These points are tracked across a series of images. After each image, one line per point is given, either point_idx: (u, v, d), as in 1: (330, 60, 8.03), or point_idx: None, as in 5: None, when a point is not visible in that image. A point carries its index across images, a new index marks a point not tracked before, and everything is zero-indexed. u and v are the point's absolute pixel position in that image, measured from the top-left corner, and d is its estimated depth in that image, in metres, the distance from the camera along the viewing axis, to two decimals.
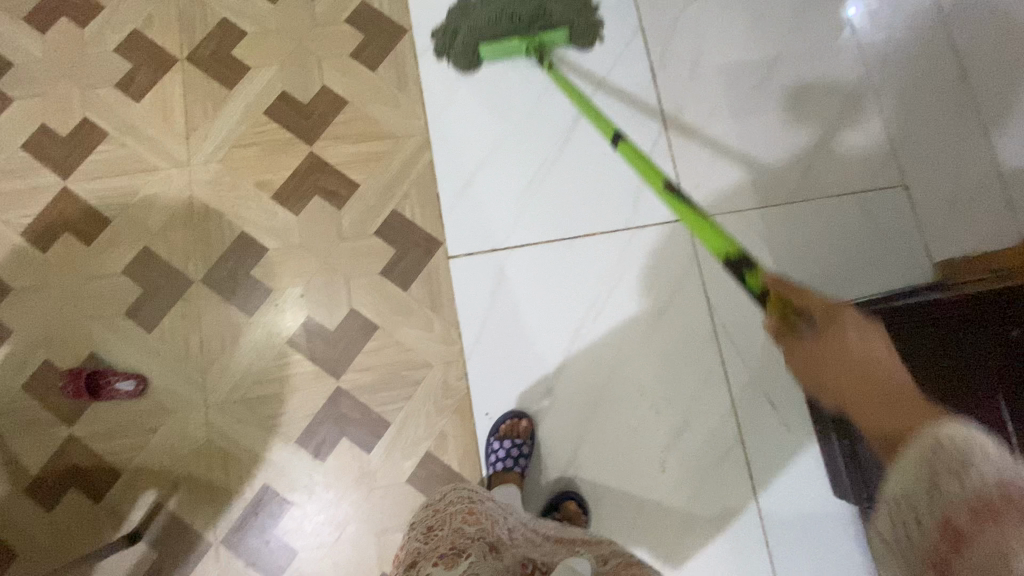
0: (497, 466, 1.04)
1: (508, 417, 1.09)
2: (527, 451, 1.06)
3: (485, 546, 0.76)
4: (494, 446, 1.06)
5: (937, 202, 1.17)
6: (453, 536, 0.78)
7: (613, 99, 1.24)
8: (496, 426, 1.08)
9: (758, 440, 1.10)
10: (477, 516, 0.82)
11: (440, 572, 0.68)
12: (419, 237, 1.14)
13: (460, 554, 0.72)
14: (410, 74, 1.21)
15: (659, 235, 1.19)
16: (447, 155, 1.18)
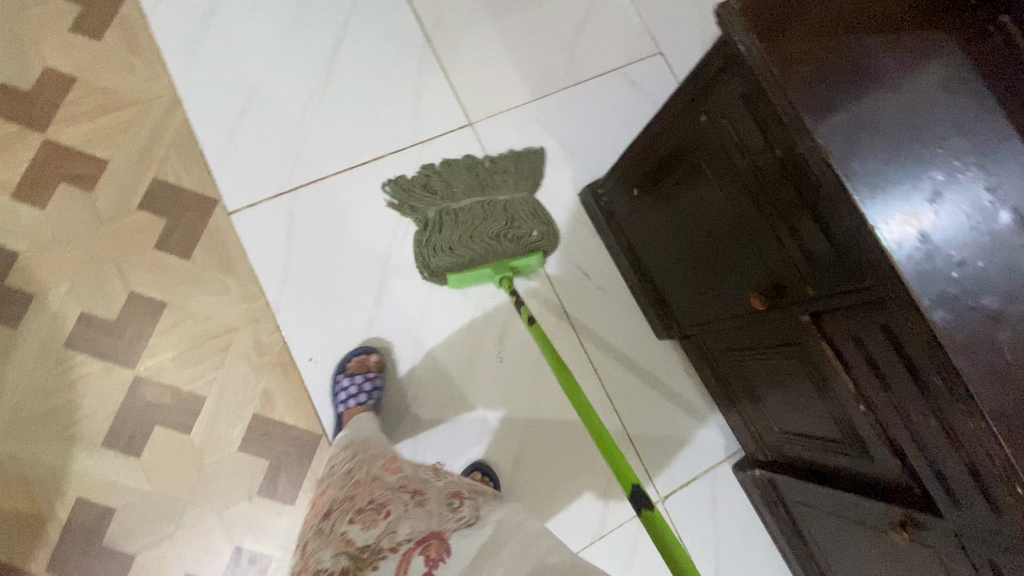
0: (349, 404, 0.99)
1: (353, 355, 1.05)
2: (380, 383, 1.02)
3: (408, 493, 0.72)
4: (345, 384, 1.01)
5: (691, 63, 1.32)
6: (373, 488, 0.74)
7: (371, 19, 1.19)
8: (343, 365, 1.05)
9: (580, 309, 1.17)
10: (399, 465, 0.79)
11: (357, 533, 0.67)
12: (193, 200, 1.07)
13: (379, 510, 0.69)
14: (142, 34, 1.11)
15: (449, 144, 1.18)
16: (203, 112, 1.10)
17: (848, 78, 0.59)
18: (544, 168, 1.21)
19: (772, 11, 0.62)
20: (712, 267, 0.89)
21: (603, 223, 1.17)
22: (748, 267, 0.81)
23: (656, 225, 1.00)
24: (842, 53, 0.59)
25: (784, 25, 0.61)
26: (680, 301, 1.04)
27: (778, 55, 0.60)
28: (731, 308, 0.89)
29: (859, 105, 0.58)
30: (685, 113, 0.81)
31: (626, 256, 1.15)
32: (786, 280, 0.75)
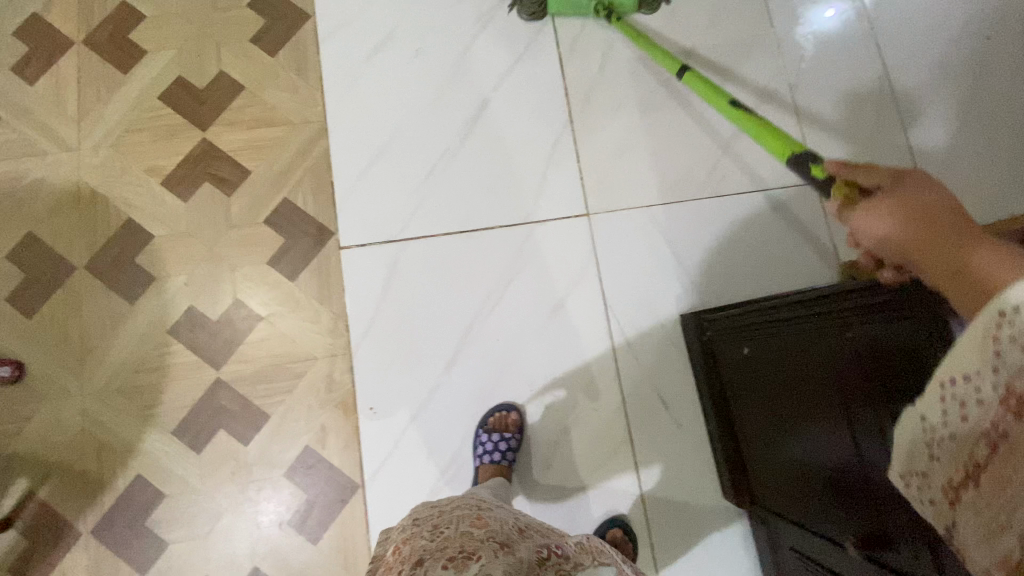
0: (484, 459, 1.02)
1: (497, 410, 1.08)
2: (516, 445, 1.04)
3: (495, 545, 0.72)
4: (483, 439, 1.04)
5: None
6: (461, 539, 0.73)
7: (519, 89, 1.21)
8: (484, 419, 1.07)
9: (646, 439, 1.10)
10: (486, 521, 0.78)
11: (451, 575, 0.63)
12: (310, 225, 1.11)
13: (469, 556, 0.67)
14: (311, 60, 1.19)
15: (561, 230, 1.17)
16: (344, 144, 1.15)
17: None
18: (650, 278, 1.16)
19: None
20: (801, 463, 0.81)
21: (698, 357, 1.10)
22: (849, 502, 0.71)
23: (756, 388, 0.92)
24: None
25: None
26: (759, 472, 0.96)
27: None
28: (820, 525, 0.80)
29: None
30: (825, 311, 0.73)
31: (714, 401, 1.06)
32: (894, 545, 0.64)
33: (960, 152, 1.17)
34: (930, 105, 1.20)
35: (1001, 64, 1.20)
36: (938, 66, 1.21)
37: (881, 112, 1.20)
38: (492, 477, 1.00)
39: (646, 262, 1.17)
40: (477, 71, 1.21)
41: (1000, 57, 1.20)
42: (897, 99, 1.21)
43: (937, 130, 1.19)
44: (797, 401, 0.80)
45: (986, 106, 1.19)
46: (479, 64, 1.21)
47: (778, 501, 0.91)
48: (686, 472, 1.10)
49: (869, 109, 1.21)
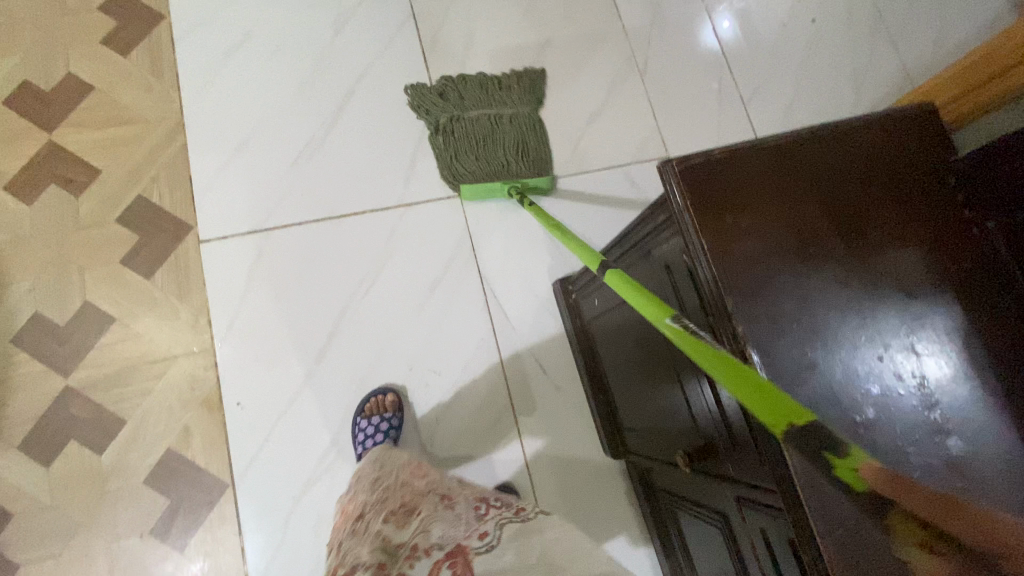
0: (368, 443, 1.00)
1: (375, 394, 1.05)
2: (399, 423, 1.02)
3: (437, 497, 0.76)
4: (362, 425, 1.02)
5: None
6: (401, 494, 0.79)
7: (384, 81, 1.24)
8: (361, 406, 1.05)
9: (526, 408, 1.11)
10: (427, 471, 0.87)
11: (391, 531, 0.68)
12: (168, 222, 1.08)
13: (410, 513, 0.72)
14: (166, 60, 1.17)
15: (432, 211, 1.18)
16: (202, 140, 1.14)
17: (792, 260, 0.56)
18: (523, 252, 1.20)
19: (723, 177, 0.57)
20: (647, 398, 0.86)
21: (569, 322, 1.14)
22: (681, 419, 0.75)
23: (610, 337, 0.97)
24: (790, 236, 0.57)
25: (732, 194, 0.57)
26: (624, 419, 0.99)
27: (719, 230, 0.56)
28: (665, 452, 0.84)
29: (799, 291, 0.55)
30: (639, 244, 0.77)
31: (585, 359, 1.10)
32: (712, 449, 0.68)
33: (787, 128, 1.35)
34: (763, 88, 1.36)
35: (817, 55, 1.40)
36: (769, 56, 1.38)
37: (722, 93, 1.35)
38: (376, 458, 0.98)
39: (517, 237, 1.20)
40: (341, 65, 1.23)
41: (816, 50, 1.40)
42: (734, 83, 1.36)
43: (769, 109, 1.35)
44: (636, 338, 0.85)
45: (808, 90, 1.38)
46: (344, 58, 1.23)
47: (639, 442, 0.94)
48: (569, 434, 1.12)
49: (712, 92, 1.35)
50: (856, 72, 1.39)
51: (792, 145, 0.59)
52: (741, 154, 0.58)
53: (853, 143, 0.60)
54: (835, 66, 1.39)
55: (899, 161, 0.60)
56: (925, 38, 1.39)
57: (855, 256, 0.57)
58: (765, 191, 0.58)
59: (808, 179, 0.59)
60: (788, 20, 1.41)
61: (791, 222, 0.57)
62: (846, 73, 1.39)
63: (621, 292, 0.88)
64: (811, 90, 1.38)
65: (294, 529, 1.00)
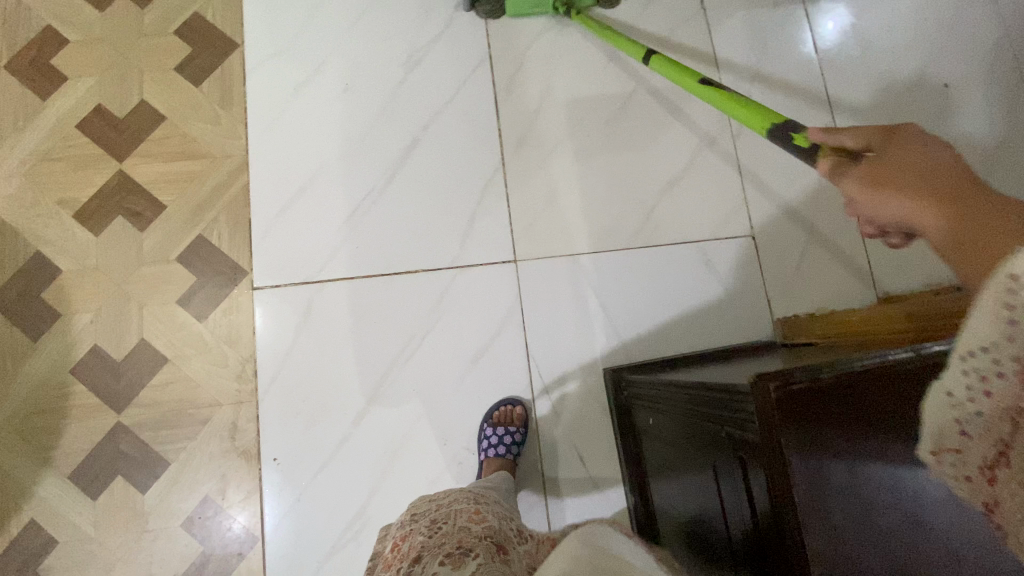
0: (489, 453, 1.03)
1: (502, 404, 1.08)
2: (520, 439, 1.05)
3: (491, 546, 0.77)
4: (487, 432, 1.05)
5: (784, 264, 1.16)
6: (458, 535, 0.78)
7: (451, 128, 1.18)
8: (489, 413, 1.08)
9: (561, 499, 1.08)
10: (483, 517, 0.84)
11: (448, 571, 0.69)
12: (223, 265, 1.08)
13: (467, 553, 0.73)
14: (236, 92, 1.15)
15: (486, 276, 1.13)
16: (264, 180, 1.12)
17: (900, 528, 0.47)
18: (576, 328, 1.13)
19: (831, 408, 0.48)
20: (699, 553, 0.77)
21: (619, 413, 1.06)
22: None
23: (666, 457, 0.88)
24: (907, 497, 0.47)
25: (838, 432, 0.47)
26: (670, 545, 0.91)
27: (816, 481, 0.47)
28: None
29: (903, 573, 0.46)
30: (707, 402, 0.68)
31: (630, 462, 1.04)
32: None
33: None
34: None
35: (943, 133, 1.22)
36: (882, 129, 1.22)
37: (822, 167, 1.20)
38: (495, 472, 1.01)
39: (572, 312, 1.14)
40: (409, 107, 1.18)
41: (939, 127, 1.22)
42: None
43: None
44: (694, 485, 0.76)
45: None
46: (413, 101, 1.18)
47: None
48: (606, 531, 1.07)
49: None
50: (984, 158, 1.21)
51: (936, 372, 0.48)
52: (862, 383, 0.48)
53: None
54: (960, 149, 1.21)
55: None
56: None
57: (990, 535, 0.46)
58: (884, 431, 0.47)
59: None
60: (910, 88, 1.24)
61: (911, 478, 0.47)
62: (974, 158, 1.21)
63: (682, 429, 0.79)
64: None
65: None
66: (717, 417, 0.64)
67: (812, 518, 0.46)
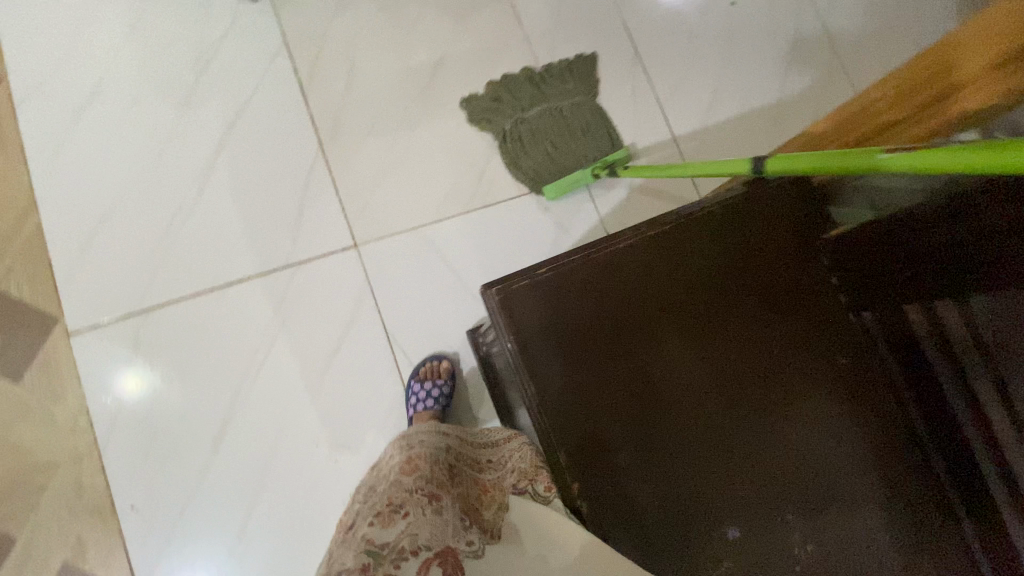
0: (418, 407, 1.03)
1: (428, 359, 1.08)
2: (448, 391, 1.05)
3: (426, 495, 0.69)
4: (415, 388, 1.05)
5: (618, 194, 1.20)
6: (391, 490, 0.72)
7: (259, 125, 1.12)
8: (416, 370, 1.08)
9: None
10: (415, 465, 0.75)
11: (376, 532, 0.65)
12: (31, 317, 0.99)
13: (396, 510, 0.67)
14: (7, 130, 1.05)
15: (328, 268, 1.09)
16: (61, 218, 1.03)
17: (603, 373, 0.68)
18: (433, 299, 1.12)
19: (542, 296, 0.68)
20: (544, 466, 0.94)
21: (480, 368, 1.10)
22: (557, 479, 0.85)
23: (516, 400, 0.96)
24: (608, 352, 0.68)
25: (549, 314, 0.68)
26: None
27: (538, 350, 0.67)
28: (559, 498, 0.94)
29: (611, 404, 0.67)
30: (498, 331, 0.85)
31: (503, 411, 1.06)
32: None
33: (710, 133, 1.25)
34: (684, 86, 1.26)
35: (742, 48, 1.29)
36: (686, 52, 1.27)
37: (639, 99, 1.24)
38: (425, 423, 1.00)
39: (425, 284, 1.12)
40: (210, 111, 1.11)
41: (738, 41, 1.29)
42: (649, 86, 1.25)
43: (688, 114, 1.25)
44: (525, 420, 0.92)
45: (736, 87, 1.27)
46: (211, 104, 1.12)
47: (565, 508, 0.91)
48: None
49: (626, 94, 1.24)
50: (782, 65, 1.29)
51: (611, 259, 0.69)
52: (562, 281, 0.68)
53: (666, 248, 0.70)
54: (760, 59, 1.29)
55: (706, 262, 0.70)
56: (859, 28, 1.33)
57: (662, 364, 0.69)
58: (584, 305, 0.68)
59: (620, 290, 0.69)
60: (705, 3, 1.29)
61: (607, 340, 0.68)
62: (776, 65, 1.29)
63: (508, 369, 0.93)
64: (730, 72, 1.28)
65: None
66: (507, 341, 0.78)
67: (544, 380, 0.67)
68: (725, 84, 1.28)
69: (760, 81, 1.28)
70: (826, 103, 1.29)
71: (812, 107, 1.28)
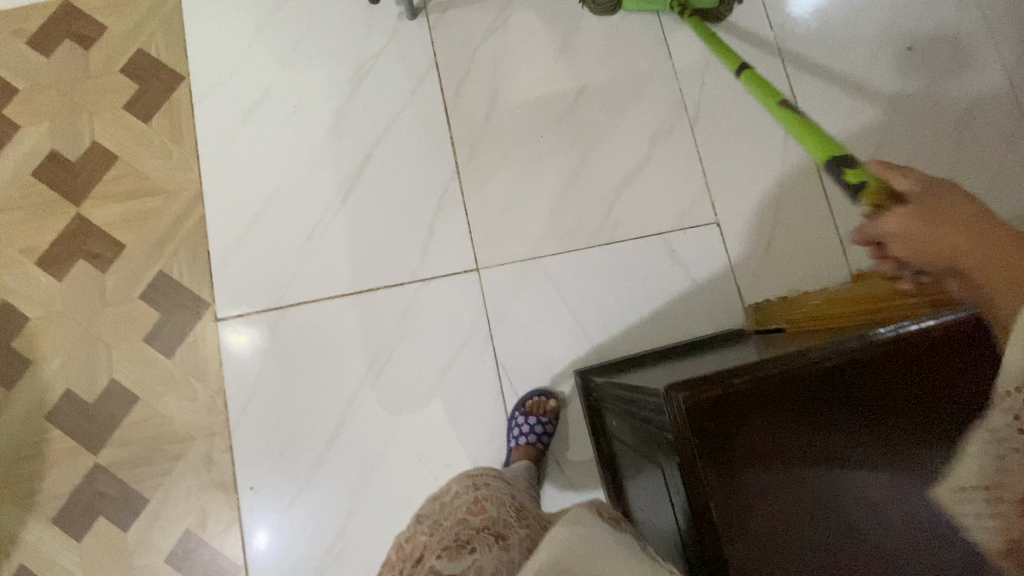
0: (518, 440, 1.04)
1: (537, 394, 1.09)
2: (551, 430, 1.06)
3: (492, 535, 0.73)
4: (520, 420, 1.06)
5: (755, 249, 1.14)
6: (457, 526, 0.75)
7: (403, 141, 1.17)
8: (523, 401, 1.09)
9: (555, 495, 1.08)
10: (482, 506, 0.78)
11: (444, 567, 0.68)
12: (187, 298, 1.09)
13: (463, 546, 0.71)
14: (186, 124, 1.15)
15: (451, 287, 1.12)
16: (222, 211, 1.13)
17: (809, 516, 0.57)
18: (547, 332, 1.12)
19: (742, 412, 0.58)
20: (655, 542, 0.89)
21: (587, 410, 1.08)
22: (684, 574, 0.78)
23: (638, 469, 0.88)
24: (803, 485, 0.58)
25: (738, 429, 0.58)
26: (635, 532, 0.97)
27: (733, 477, 0.58)
28: None
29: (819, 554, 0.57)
30: (640, 407, 0.79)
31: (604, 458, 1.05)
32: None
33: None
34: None
35: (912, 108, 1.21)
36: (844, 108, 1.22)
37: (787, 148, 1.17)
38: (521, 460, 1.02)
39: (540, 316, 1.12)
40: (361, 123, 1.17)
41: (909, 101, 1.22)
42: (799, 135, 1.18)
43: (844, 170, 1.17)
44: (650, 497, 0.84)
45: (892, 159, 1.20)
46: (362, 116, 1.18)
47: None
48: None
49: (773, 144, 1.18)
50: (948, 141, 1.21)
51: (814, 373, 0.59)
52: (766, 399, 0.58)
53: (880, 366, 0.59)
54: (924, 131, 1.21)
55: (939, 396, 0.59)
56: None
57: (882, 516, 0.58)
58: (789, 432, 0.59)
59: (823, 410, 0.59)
60: (874, 57, 1.23)
61: (800, 469, 0.58)
62: (940, 141, 1.21)
63: (641, 437, 0.84)
64: (897, 132, 1.21)
65: None
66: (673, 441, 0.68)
67: (726, 507, 0.57)
68: (888, 145, 1.20)
69: (926, 147, 1.20)
70: (996, 181, 1.19)
71: (986, 182, 1.19)
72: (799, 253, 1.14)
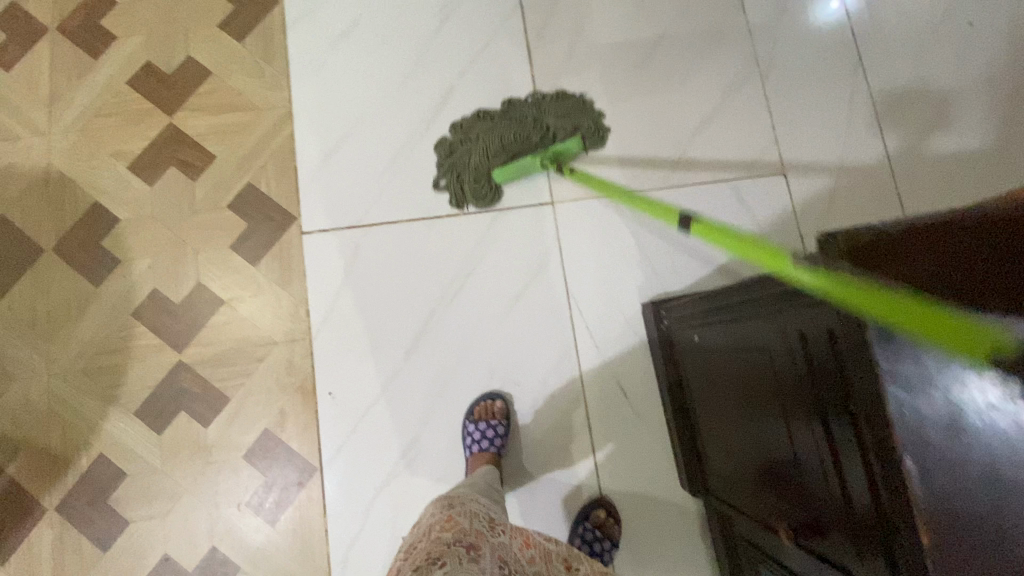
0: (473, 449, 1.03)
1: (483, 399, 1.09)
2: (503, 432, 1.05)
3: (462, 548, 0.71)
4: (470, 429, 1.05)
5: (818, 200, 1.19)
6: (430, 546, 0.72)
7: (485, 77, 1.21)
8: (470, 409, 1.08)
9: (617, 425, 1.10)
10: (455, 522, 0.77)
11: None
12: (273, 211, 1.12)
13: (434, 561, 0.67)
14: (277, 46, 1.19)
15: (525, 218, 1.17)
16: (309, 131, 1.16)
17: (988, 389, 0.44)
18: (615, 266, 1.16)
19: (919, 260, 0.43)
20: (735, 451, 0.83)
21: (656, 345, 1.09)
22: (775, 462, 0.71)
23: (737, 407, 0.78)
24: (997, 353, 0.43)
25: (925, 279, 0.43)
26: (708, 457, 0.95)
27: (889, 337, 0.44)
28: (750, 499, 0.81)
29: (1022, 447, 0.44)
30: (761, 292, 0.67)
31: (670, 391, 1.07)
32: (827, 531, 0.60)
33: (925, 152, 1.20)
34: (902, 99, 1.22)
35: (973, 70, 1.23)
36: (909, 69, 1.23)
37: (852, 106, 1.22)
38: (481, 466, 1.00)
39: (607, 251, 1.17)
40: (445, 57, 1.21)
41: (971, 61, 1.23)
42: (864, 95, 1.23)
43: (907, 129, 1.21)
44: (759, 431, 0.73)
45: (963, 120, 1.20)
46: (446, 51, 1.22)
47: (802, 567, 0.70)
48: (614, 499, 1.08)
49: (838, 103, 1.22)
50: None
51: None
52: None
53: None
54: (991, 93, 1.22)
55: None
56: None
57: None
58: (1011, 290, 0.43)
59: None
60: (936, 22, 1.26)
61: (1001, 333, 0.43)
62: (1012, 100, 1.21)
63: (748, 356, 0.71)
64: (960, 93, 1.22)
65: (375, 518, 1.05)
66: (803, 324, 0.56)
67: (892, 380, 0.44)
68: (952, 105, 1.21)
69: (990, 109, 1.21)
70: None
71: None
72: (860, 204, 1.18)
